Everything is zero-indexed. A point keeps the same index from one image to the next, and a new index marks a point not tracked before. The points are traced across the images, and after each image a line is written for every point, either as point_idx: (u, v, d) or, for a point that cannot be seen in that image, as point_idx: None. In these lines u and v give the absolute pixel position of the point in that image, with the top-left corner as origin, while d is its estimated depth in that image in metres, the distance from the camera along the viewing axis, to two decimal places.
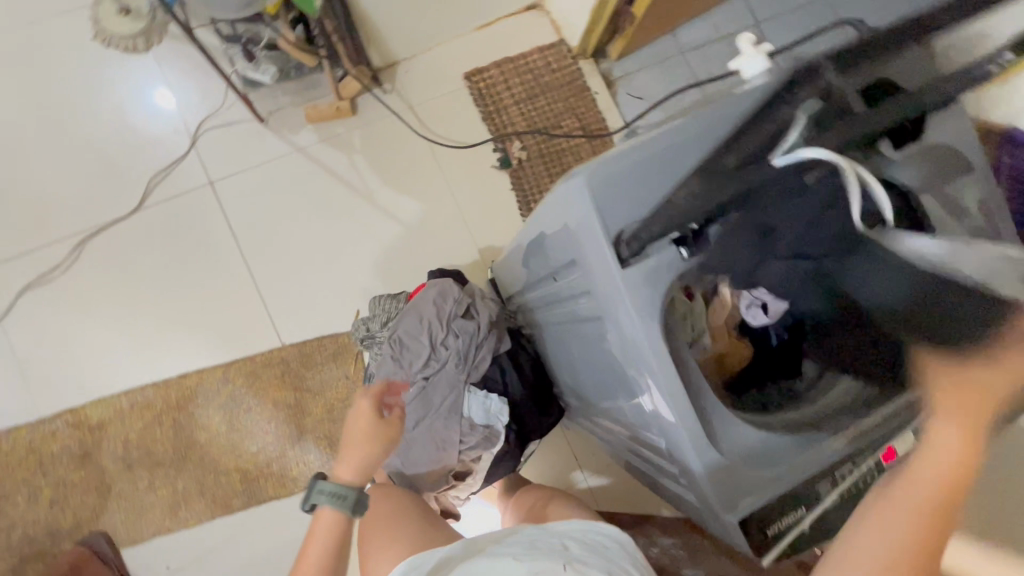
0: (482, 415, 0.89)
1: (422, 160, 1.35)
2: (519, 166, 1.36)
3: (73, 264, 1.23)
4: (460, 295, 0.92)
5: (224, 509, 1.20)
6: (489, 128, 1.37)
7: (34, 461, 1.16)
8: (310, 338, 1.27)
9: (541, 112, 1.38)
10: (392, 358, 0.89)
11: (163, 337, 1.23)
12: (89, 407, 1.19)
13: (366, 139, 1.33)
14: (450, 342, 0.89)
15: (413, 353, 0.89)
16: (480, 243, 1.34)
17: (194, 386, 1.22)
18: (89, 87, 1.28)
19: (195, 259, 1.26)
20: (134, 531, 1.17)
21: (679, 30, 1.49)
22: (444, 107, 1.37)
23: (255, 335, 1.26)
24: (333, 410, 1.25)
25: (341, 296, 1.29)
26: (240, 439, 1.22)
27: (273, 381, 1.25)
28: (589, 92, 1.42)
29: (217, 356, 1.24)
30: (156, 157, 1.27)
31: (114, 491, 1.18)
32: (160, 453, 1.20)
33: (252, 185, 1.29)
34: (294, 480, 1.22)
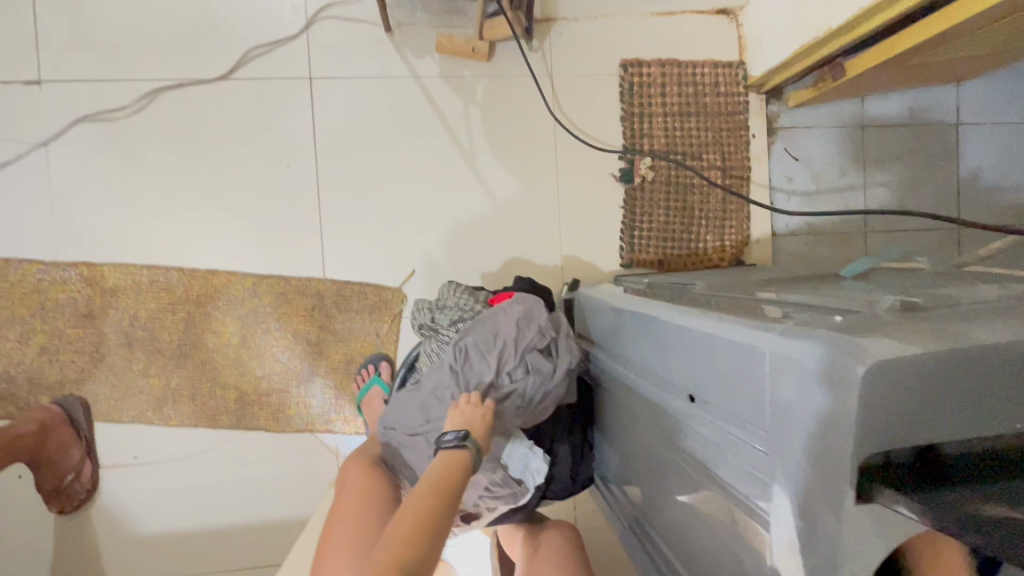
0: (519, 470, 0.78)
1: (540, 138, 1.18)
2: (640, 185, 1.19)
3: (139, 111, 1.10)
4: (546, 325, 0.80)
5: (209, 422, 1.12)
6: (625, 131, 1.19)
7: (36, 302, 1.08)
8: (354, 281, 1.14)
9: (687, 135, 1.20)
10: (450, 369, 0.76)
11: (205, 223, 1.12)
12: (107, 268, 1.09)
13: (489, 92, 1.16)
14: (519, 376, 0.77)
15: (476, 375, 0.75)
16: (566, 250, 1.19)
17: (218, 287, 1.11)
18: None
19: (266, 152, 1.13)
20: (114, 409, 1.10)
21: (870, 98, 1.27)
22: (585, 88, 1.19)
23: (299, 257, 1.14)
24: (351, 365, 1.15)
25: (402, 249, 1.16)
26: (247, 358, 1.12)
27: (300, 311, 1.13)
28: (746, 131, 1.22)
29: (253, 264, 1.13)
30: (261, 26, 1.12)
31: (106, 362, 1.09)
32: (164, 341, 1.11)
33: (351, 95, 1.14)
34: (288, 419, 1.13)
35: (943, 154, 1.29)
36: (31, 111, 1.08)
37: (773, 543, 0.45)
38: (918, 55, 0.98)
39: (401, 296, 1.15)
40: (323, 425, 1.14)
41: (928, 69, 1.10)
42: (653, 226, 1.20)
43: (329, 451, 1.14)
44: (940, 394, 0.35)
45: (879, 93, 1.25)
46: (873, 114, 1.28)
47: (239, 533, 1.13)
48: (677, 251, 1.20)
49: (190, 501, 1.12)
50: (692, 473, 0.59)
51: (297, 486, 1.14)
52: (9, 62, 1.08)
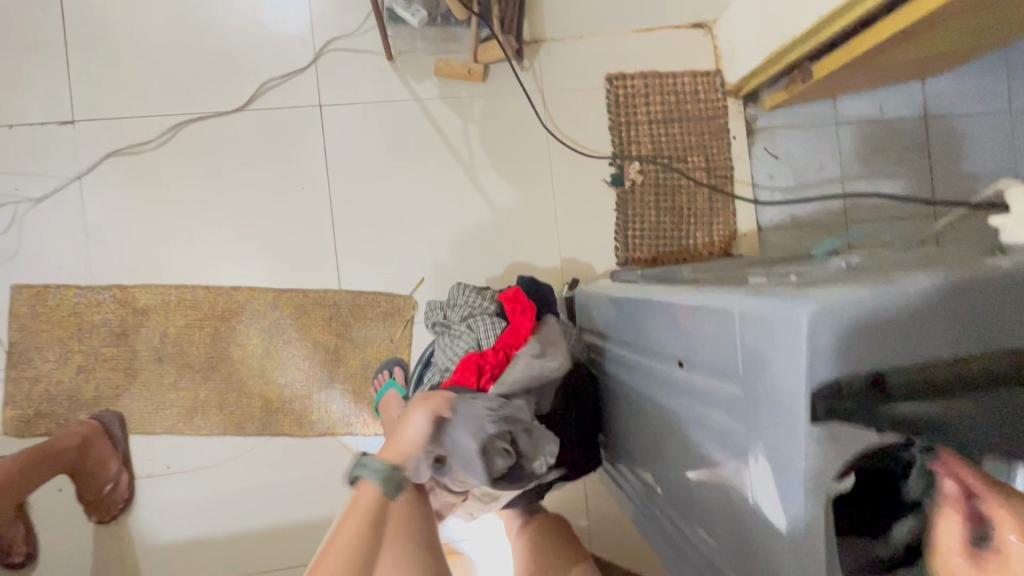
0: None
1: (535, 150, 1.27)
2: (630, 188, 1.27)
3: (164, 144, 1.20)
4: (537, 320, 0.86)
5: (236, 430, 1.19)
6: (614, 139, 1.28)
7: (74, 324, 1.16)
8: (368, 291, 1.22)
9: (672, 140, 1.28)
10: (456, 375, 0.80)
11: (228, 244, 1.20)
12: (139, 289, 1.17)
13: (486, 110, 1.25)
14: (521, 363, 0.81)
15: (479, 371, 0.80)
16: (564, 252, 1.27)
17: (242, 302, 1.19)
18: None
19: (282, 175, 1.22)
20: (148, 421, 1.17)
21: (842, 98, 1.36)
22: (575, 102, 1.28)
23: (315, 271, 1.22)
24: (368, 370, 1.22)
25: (411, 259, 1.24)
26: (271, 368, 1.20)
27: (319, 321, 1.21)
28: (727, 134, 1.31)
29: (273, 280, 1.21)
30: (274, 60, 1.21)
31: (140, 377, 1.17)
32: (193, 355, 1.18)
33: (359, 120, 1.23)
34: (311, 424, 1.20)
35: (915, 146, 1.37)
36: (65, 148, 1.18)
37: (758, 481, 0.51)
38: (877, 57, 1.06)
39: (412, 303, 1.23)
40: (344, 429, 1.21)
41: (890, 69, 1.19)
42: (645, 226, 1.28)
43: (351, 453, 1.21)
44: (879, 327, 0.42)
45: (849, 93, 1.34)
46: (846, 113, 1.37)
47: (268, 536, 1.19)
48: (668, 248, 1.27)
49: (220, 506, 1.18)
50: (690, 435, 0.65)
51: (321, 488, 1.20)
52: (45, 104, 1.18)
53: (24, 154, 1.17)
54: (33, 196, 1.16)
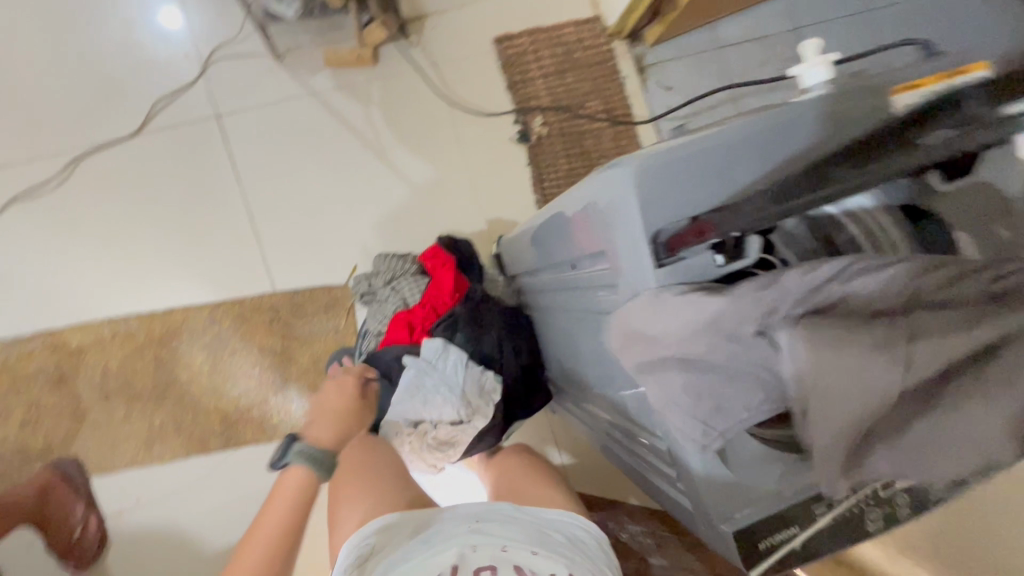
0: (475, 390, 0.85)
1: (439, 122, 1.31)
2: (538, 141, 1.33)
3: (66, 182, 1.18)
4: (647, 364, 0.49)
5: (200, 449, 1.19)
6: (513, 98, 1.33)
7: (8, 379, 1.14)
8: (303, 288, 1.23)
9: (568, 89, 1.34)
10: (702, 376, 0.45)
11: (151, 269, 1.20)
12: (70, 330, 1.16)
13: (385, 92, 1.29)
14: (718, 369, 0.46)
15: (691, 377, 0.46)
16: (489, 214, 1.31)
17: (179, 323, 1.19)
18: None
19: (195, 191, 1.22)
20: (106, 459, 1.16)
21: (719, 23, 1.44)
22: (469, 70, 1.32)
23: (247, 278, 1.22)
24: (319, 364, 1.23)
25: (340, 248, 1.26)
26: (222, 382, 1.20)
27: (261, 326, 1.22)
28: (618, 75, 1.38)
29: (206, 294, 1.21)
30: (163, 80, 1.21)
31: (89, 418, 1.16)
32: (139, 385, 1.17)
33: (261, 123, 1.24)
34: (274, 427, 1.21)
35: (794, 55, 1.45)
36: None
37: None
38: None
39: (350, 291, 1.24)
40: None
41: None
42: (560, 175, 1.33)
43: None
44: (696, 171, 0.47)
45: (723, 17, 1.42)
46: (725, 36, 1.44)
47: None
48: None
49: (199, 530, 1.17)
50: (595, 334, 0.68)
51: None
52: None
53: None
54: None
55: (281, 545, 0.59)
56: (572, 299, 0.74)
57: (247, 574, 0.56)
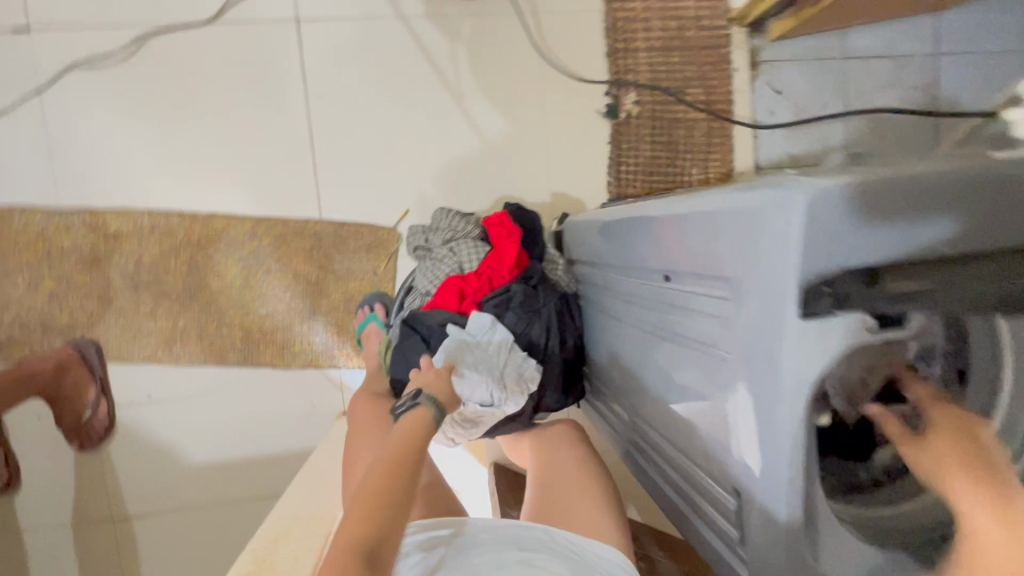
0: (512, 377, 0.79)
1: (526, 77, 1.20)
2: (625, 120, 1.23)
3: (130, 57, 1.12)
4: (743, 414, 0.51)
5: (217, 361, 1.17)
6: (610, 67, 1.22)
7: (42, 248, 1.11)
8: (349, 222, 1.18)
9: (671, 70, 1.22)
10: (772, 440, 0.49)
11: (200, 168, 1.15)
12: (111, 213, 1.13)
13: (476, 31, 1.18)
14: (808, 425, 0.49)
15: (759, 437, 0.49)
16: (554, 187, 1.23)
17: (219, 230, 1.15)
18: None
19: (259, 96, 1.15)
20: (125, 349, 1.14)
21: (852, 31, 1.29)
22: (570, 26, 1.20)
23: (295, 199, 1.17)
24: (350, 302, 1.19)
25: (394, 189, 1.19)
26: (251, 299, 1.17)
27: (300, 252, 1.17)
28: (728, 66, 1.25)
29: (251, 206, 1.16)
30: None
31: (115, 305, 1.14)
32: (169, 283, 1.15)
33: (339, 38, 1.15)
34: (293, 356, 1.19)
35: (924, 85, 1.30)
36: (23, 58, 1.10)
37: (744, 392, 0.49)
38: None
39: (396, 235, 1.19)
40: (327, 361, 1.19)
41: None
42: (639, 162, 1.23)
43: (335, 384, 1.20)
44: (875, 218, 0.40)
45: (859, 25, 1.27)
46: (855, 47, 1.29)
47: (254, 466, 1.19)
48: (662, 185, 1.23)
49: (204, 437, 1.18)
50: (675, 356, 0.63)
51: (301, 419, 1.20)
52: None
53: None
54: None
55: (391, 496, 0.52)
56: (651, 311, 0.68)
57: (356, 528, 0.49)
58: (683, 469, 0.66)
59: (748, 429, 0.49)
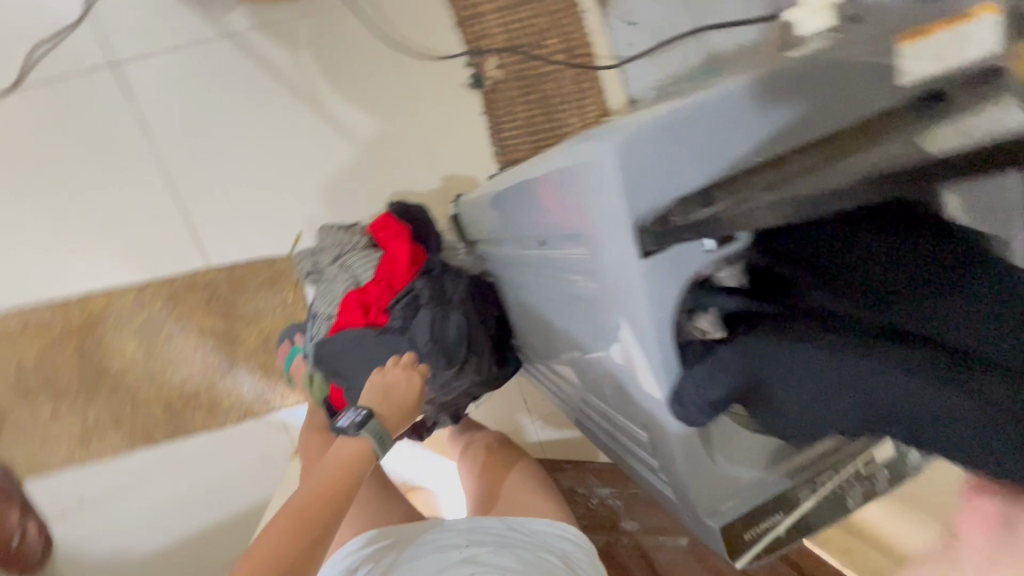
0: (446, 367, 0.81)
1: (380, 67, 1.16)
2: (492, 87, 1.21)
3: None
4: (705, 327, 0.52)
5: (144, 442, 1.10)
6: (463, 37, 1.19)
7: None
8: (241, 262, 1.12)
9: (523, 26, 1.20)
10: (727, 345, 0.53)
11: (60, 251, 1.05)
12: None
13: (314, 34, 1.13)
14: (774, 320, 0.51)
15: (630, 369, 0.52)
16: (443, 172, 1.22)
17: (102, 309, 1.06)
18: None
19: (100, 156, 1.06)
20: (38, 460, 1.06)
21: None
22: (409, 4, 1.16)
23: (176, 255, 1.10)
24: (269, 342, 1.15)
25: (279, 216, 1.14)
26: (161, 370, 1.10)
27: (198, 307, 1.11)
28: (578, 9, 1.24)
29: (129, 274, 1.08)
30: (44, 22, 1.03)
31: (10, 418, 1.05)
32: (64, 379, 1.06)
33: (169, 74, 1.07)
34: (226, 412, 1.14)
35: None
36: None
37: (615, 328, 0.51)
38: None
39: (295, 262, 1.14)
40: (263, 407, 1.15)
41: None
42: (517, 124, 1.23)
43: (278, 429, 1.16)
44: (688, 153, 0.42)
45: None
46: None
47: (218, 534, 1.15)
48: (545, 142, 1.23)
49: (154, 521, 1.12)
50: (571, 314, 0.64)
51: (254, 473, 1.16)
52: None
53: None
54: None
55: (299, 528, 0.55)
56: (545, 277, 0.70)
57: (271, 543, 0.53)
58: (606, 413, 0.69)
59: (634, 363, 0.50)
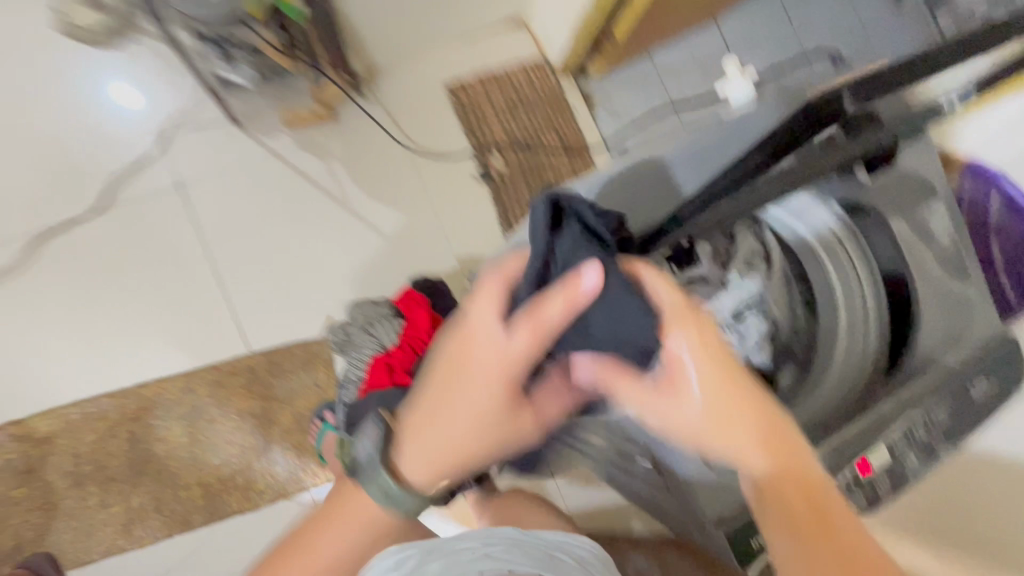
0: None
1: (401, 170, 1.34)
2: (499, 178, 1.37)
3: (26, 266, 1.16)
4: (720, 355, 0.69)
5: (181, 528, 1.13)
6: (470, 140, 1.37)
7: None
8: (279, 347, 1.22)
9: (522, 127, 1.39)
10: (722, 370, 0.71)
11: (121, 345, 1.17)
12: (38, 417, 1.12)
13: (345, 147, 1.32)
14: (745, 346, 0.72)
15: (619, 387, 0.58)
16: (458, 254, 1.34)
17: (153, 397, 1.16)
18: (73, 64, 1.21)
19: (160, 261, 1.21)
20: (83, 550, 1.10)
21: None
22: (425, 117, 1.36)
23: (221, 343, 1.21)
24: (302, 420, 1.22)
25: (313, 303, 1.26)
26: (202, 453, 1.17)
27: (238, 390, 1.20)
28: (568, 109, 1.42)
29: (179, 363, 1.18)
30: (123, 156, 1.22)
31: (61, 507, 1.11)
32: (114, 466, 1.13)
33: (224, 189, 1.25)
34: (259, 494, 1.17)
35: None
36: None
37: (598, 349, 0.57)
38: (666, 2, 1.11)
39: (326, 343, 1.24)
40: (295, 487, 1.19)
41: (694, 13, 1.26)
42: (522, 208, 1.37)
43: (308, 509, 1.18)
44: None
45: None
46: None
47: None
48: None
49: None
50: None
51: None
52: None
53: None
54: None
55: None
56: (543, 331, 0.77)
57: None
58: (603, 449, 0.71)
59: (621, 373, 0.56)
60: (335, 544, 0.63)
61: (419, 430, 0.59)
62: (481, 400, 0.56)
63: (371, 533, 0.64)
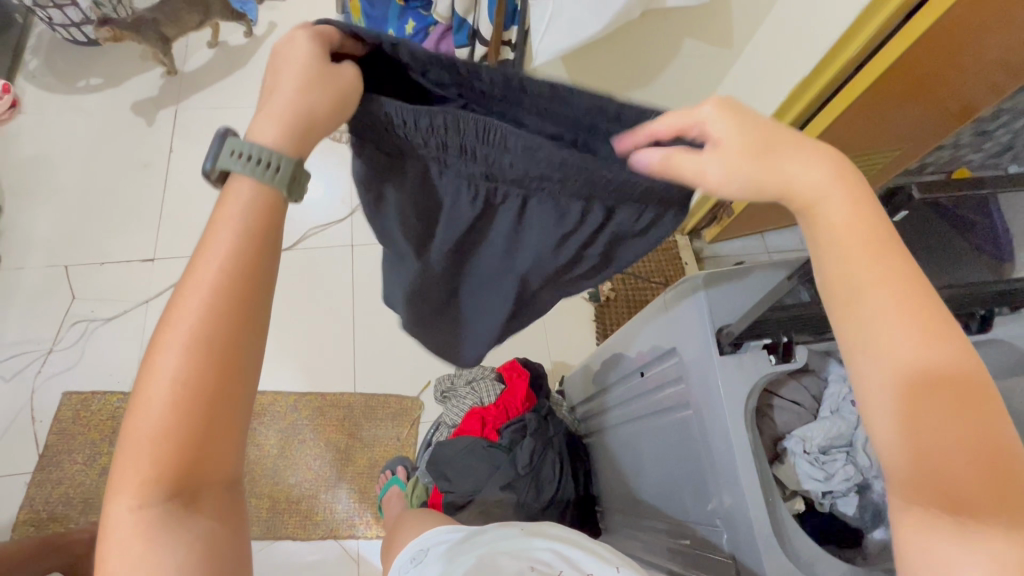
0: (542, 493, 0.90)
1: None
2: (605, 302, 1.52)
3: None
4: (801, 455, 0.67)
5: None
6: None
7: (109, 427, 1.28)
8: (379, 394, 1.36)
9: (637, 265, 1.56)
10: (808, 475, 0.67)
11: None
12: None
13: None
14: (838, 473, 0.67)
15: (710, 464, 0.63)
16: (554, 358, 1.46)
17: (265, 405, 1.32)
18: None
19: (313, 298, 1.44)
20: None
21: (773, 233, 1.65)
22: None
23: (334, 377, 1.37)
24: (374, 466, 1.30)
25: (418, 365, 1.40)
26: (283, 468, 1.27)
27: (333, 422, 1.33)
28: (680, 260, 1.57)
29: (295, 384, 1.36)
30: (319, 215, 1.52)
31: None
32: None
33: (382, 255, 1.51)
34: (315, 525, 1.23)
35: None
36: (143, 278, 1.44)
37: (700, 424, 0.65)
38: None
39: (419, 403, 1.36)
40: (347, 530, 1.23)
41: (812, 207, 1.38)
42: None
43: (350, 556, 1.21)
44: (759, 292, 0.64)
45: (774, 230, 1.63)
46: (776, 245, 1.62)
47: None
48: None
49: None
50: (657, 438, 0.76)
51: None
52: (133, 247, 1.47)
53: (106, 285, 1.42)
54: (105, 316, 1.39)
55: (222, 357, 0.37)
56: (635, 420, 0.84)
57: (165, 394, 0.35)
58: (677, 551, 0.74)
59: (717, 448, 0.62)
60: (220, 255, 0.37)
61: (269, 88, 0.40)
62: (291, 83, 0.39)
63: (278, 222, 0.40)
